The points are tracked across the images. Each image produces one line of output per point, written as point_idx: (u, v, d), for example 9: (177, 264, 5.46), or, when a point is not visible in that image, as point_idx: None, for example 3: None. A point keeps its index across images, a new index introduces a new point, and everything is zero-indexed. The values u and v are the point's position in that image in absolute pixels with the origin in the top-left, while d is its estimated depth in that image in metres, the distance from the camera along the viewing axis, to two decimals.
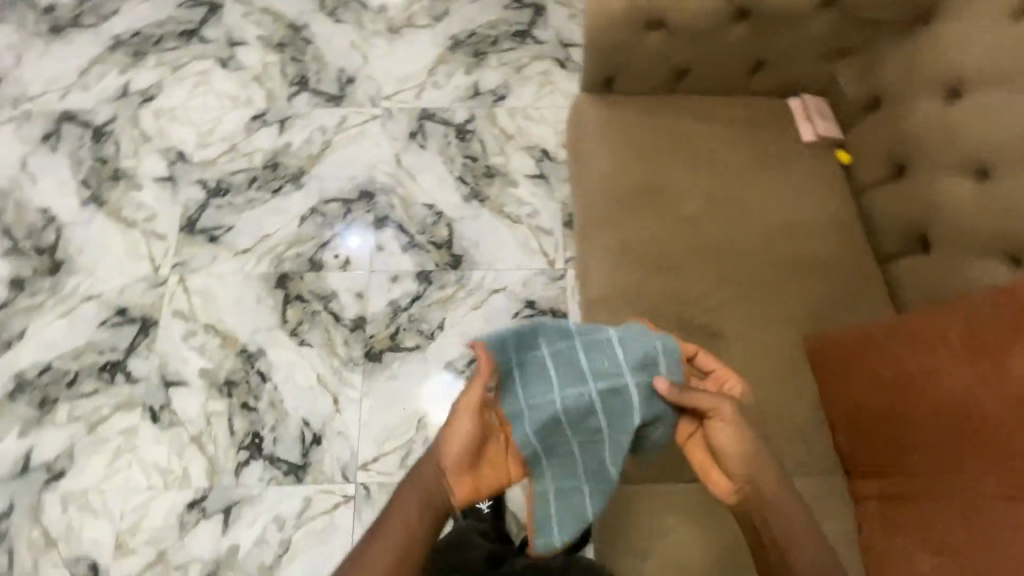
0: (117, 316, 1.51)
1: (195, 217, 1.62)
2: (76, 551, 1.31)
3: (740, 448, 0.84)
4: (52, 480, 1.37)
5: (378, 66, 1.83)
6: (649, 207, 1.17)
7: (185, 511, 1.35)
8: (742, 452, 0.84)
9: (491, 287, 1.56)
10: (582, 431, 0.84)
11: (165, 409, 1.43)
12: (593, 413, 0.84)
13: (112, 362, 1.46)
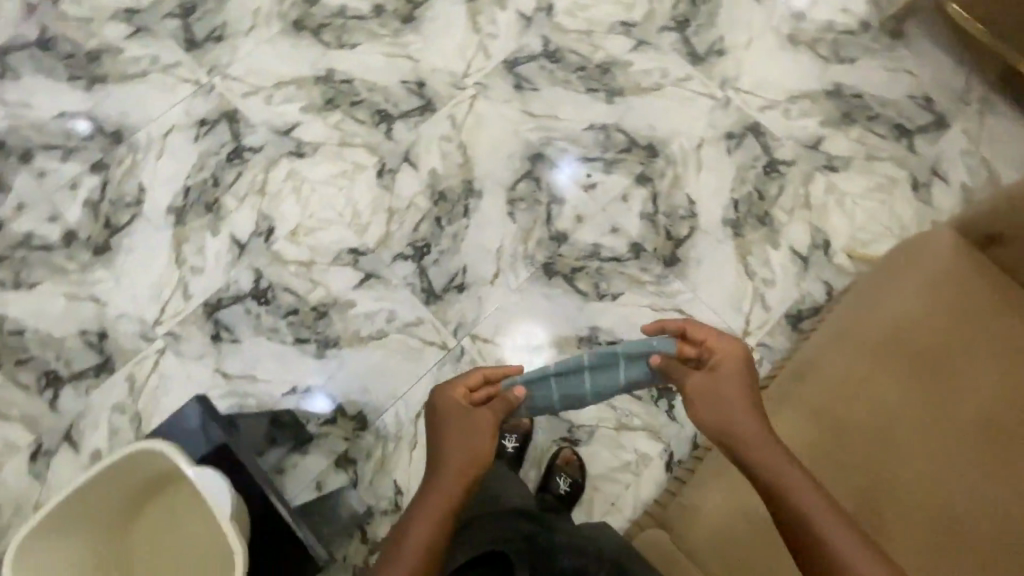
0: (416, 85, 1.68)
1: (520, 61, 1.71)
2: (269, 211, 1.55)
3: (721, 413, 0.87)
4: (292, 155, 1.61)
5: (752, 59, 1.74)
6: (912, 375, 1.04)
7: (344, 250, 1.52)
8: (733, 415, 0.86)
9: (680, 306, 1.50)
10: (569, 377, 1.03)
11: (390, 174, 1.59)
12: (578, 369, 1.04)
13: (387, 112, 1.65)
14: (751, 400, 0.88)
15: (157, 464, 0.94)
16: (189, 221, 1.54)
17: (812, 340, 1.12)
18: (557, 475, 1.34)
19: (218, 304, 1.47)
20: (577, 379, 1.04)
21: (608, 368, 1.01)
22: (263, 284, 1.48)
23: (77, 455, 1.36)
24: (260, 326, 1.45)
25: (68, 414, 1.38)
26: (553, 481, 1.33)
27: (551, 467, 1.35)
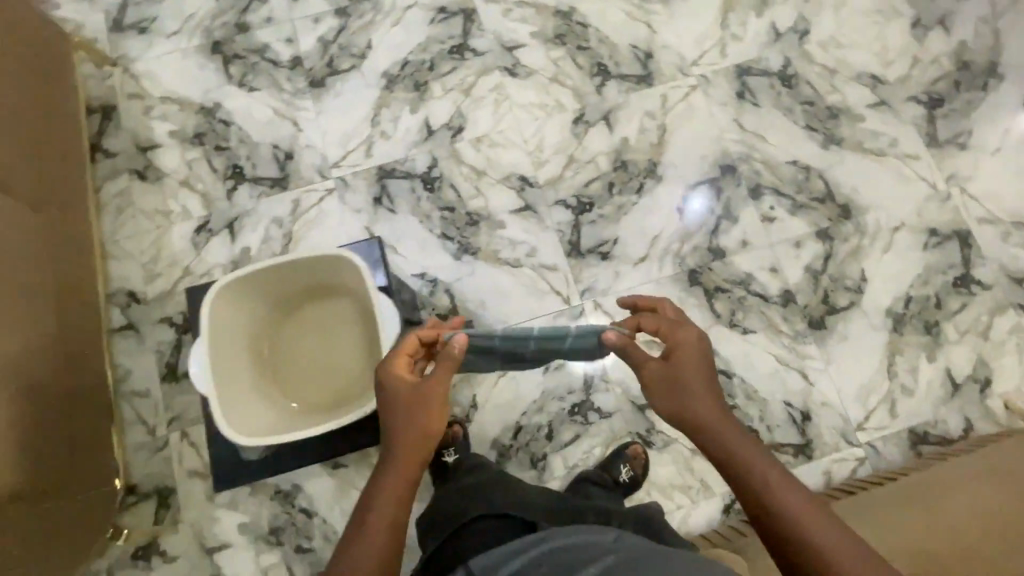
0: (644, 54, 1.66)
1: (753, 72, 1.65)
2: (465, 111, 1.60)
3: (680, 403, 0.89)
4: (505, 71, 1.64)
5: (994, 167, 1.59)
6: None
7: (515, 175, 1.55)
8: (685, 405, 0.88)
9: (805, 371, 1.44)
10: (521, 342, 1.09)
11: (585, 125, 1.59)
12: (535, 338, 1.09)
13: (607, 68, 1.64)
14: (702, 384, 0.89)
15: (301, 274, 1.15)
16: (395, 91, 1.62)
17: (946, 479, 1.18)
18: (622, 463, 1.33)
19: (390, 173, 1.55)
20: (523, 340, 1.09)
21: (557, 340, 1.07)
22: (434, 173, 1.55)
23: (230, 244, 1.50)
24: (417, 208, 1.52)
25: (237, 207, 1.52)
26: (616, 466, 1.33)
27: (620, 452, 1.34)
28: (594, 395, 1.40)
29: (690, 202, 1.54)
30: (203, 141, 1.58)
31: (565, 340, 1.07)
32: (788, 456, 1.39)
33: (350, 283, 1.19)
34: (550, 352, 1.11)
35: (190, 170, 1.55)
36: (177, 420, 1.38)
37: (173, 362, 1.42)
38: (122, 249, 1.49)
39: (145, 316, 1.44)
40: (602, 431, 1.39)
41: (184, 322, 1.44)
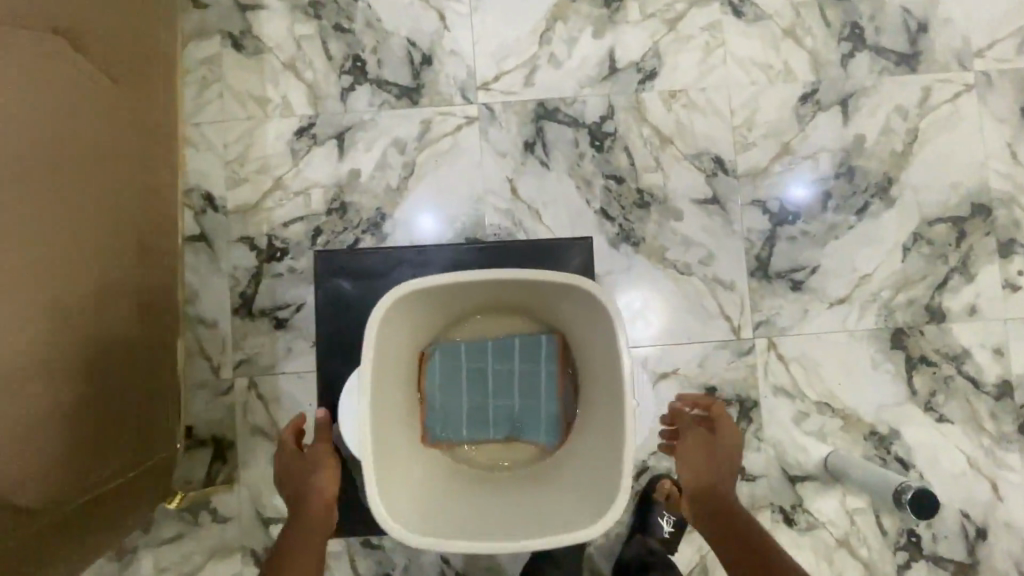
0: (917, 24, 1.22)
1: None
2: (664, 52, 1.21)
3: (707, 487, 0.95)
4: (727, 6, 1.22)
5: None
6: None
7: (708, 154, 1.20)
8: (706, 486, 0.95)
9: (996, 482, 1.17)
10: (472, 368, 0.98)
11: (815, 107, 1.21)
12: (493, 354, 0.98)
13: (863, 34, 1.22)
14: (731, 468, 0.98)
15: (492, 286, 0.92)
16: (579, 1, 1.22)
17: None
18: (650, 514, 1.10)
19: (551, 113, 1.20)
20: (478, 363, 0.98)
21: (506, 359, 0.98)
22: (607, 127, 1.20)
23: (337, 160, 1.18)
24: (576, 169, 1.19)
25: (352, 114, 1.19)
26: (655, 521, 1.10)
27: (650, 501, 1.11)
28: (740, 451, 1.16)
29: (789, 188, 1.20)
30: (320, 12, 1.20)
31: (514, 358, 0.98)
32: (946, 571, 1.16)
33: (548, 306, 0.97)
34: (507, 383, 0.98)
35: (299, 49, 1.20)
36: (246, 363, 1.14)
37: (248, 295, 1.15)
38: (202, 135, 1.17)
39: (222, 228, 1.16)
40: (739, 495, 1.15)
41: (268, 248, 1.16)
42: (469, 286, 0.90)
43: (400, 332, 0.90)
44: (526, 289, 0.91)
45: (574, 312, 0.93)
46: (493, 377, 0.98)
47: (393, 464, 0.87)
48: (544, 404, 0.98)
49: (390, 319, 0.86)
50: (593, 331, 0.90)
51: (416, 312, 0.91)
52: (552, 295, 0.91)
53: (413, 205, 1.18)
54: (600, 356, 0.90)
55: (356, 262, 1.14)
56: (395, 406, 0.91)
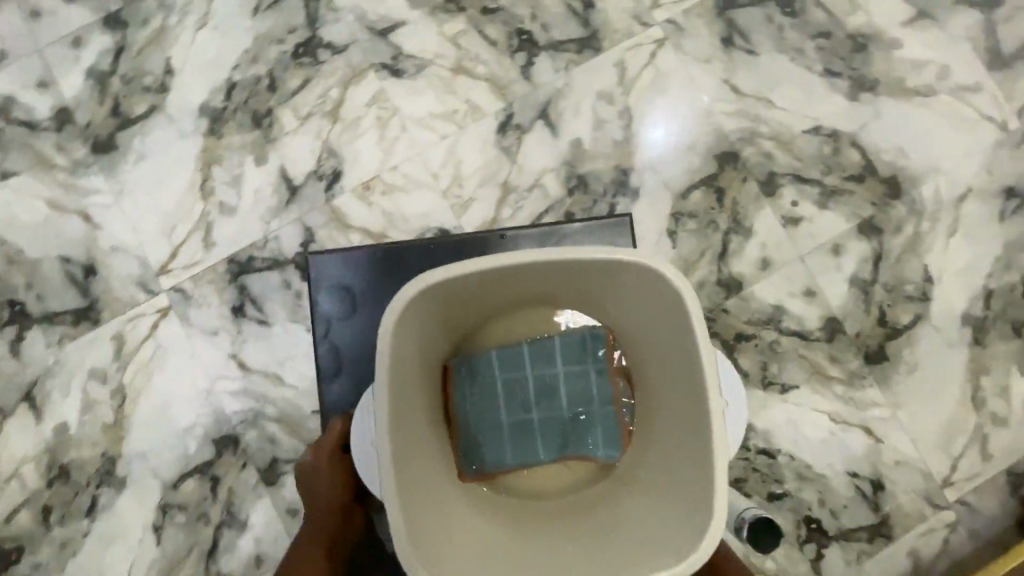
0: (581, 3, 1.12)
1: (741, 3, 1.13)
2: (339, 146, 1.08)
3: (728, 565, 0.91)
4: (386, 70, 1.10)
5: None
6: None
7: (433, 231, 1.07)
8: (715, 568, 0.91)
9: (869, 426, 1.07)
10: (512, 377, 0.87)
11: (517, 132, 1.10)
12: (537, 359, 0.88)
13: (532, 38, 1.11)
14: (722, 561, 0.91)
15: (517, 281, 0.81)
16: (227, 134, 1.08)
17: None
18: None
19: (247, 264, 1.05)
20: (515, 373, 0.87)
21: (547, 362, 0.87)
22: (312, 253, 1.06)
23: (38, 422, 1.02)
24: (299, 311, 1.05)
25: (33, 366, 1.03)
26: None
27: None
28: None
29: (650, 128, 1.10)
30: None
31: (557, 361, 0.87)
32: (862, 542, 1.05)
33: (583, 295, 0.86)
34: (551, 389, 0.88)
35: None
36: None
37: None
38: None
39: None
40: None
41: None
42: (485, 283, 0.81)
43: (413, 347, 0.79)
44: (561, 276, 0.81)
45: (620, 296, 0.84)
46: (535, 386, 0.88)
47: (436, 509, 0.78)
48: (598, 411, 0.87)
49: (403, 329, 0.76)
50: (650, 308, 0.82)
51: (437, 314, 0.81)
52: (593, 279, 0.82)
53: (143, 430, 1.02)
54: (660, 336, 0.82)
55: (360, 282, 1.02)
56: (423, 439, 0.81)
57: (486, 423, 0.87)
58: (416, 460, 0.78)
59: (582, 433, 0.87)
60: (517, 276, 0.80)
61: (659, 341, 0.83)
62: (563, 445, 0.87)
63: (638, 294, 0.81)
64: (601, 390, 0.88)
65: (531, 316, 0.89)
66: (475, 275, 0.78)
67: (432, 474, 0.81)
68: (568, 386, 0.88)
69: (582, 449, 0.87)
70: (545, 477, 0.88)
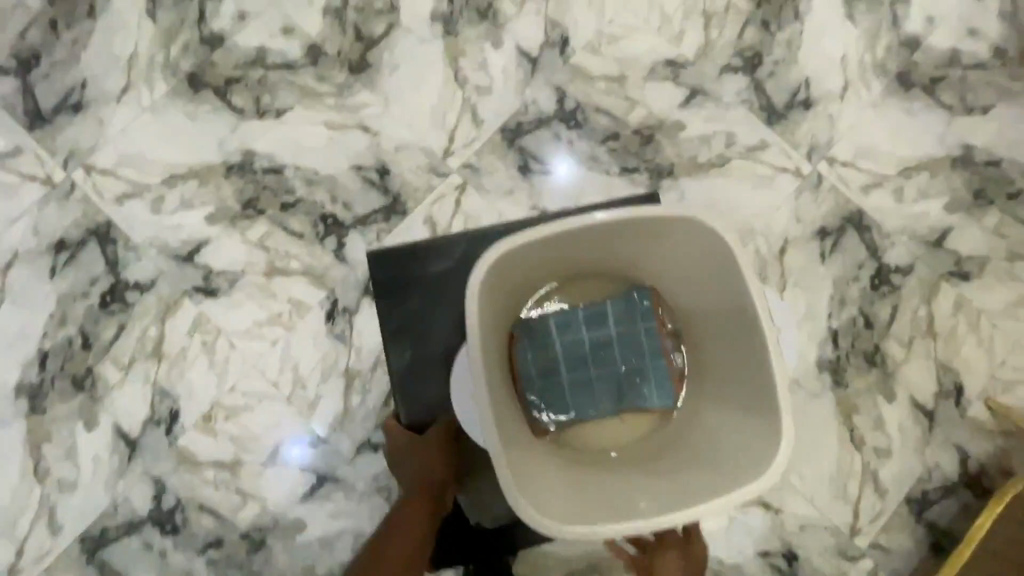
0: (376, 172, 1.15)
1: (527, 130, 1.18)
2: (170, 384, 1.06)
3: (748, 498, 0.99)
4: (200, 293, 1.09)
5: (850, 112, 1.24)
6: None
7: (287, 441, 1.05)
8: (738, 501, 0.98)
9: (763, 498, 1.09)
10: (571, 343, 0.93)
11: (346, 315, 1.09)
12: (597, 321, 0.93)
13: (338, 219, 1.13)
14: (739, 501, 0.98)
15: (569, 247, 0.89)
16: (50, 408, 1.04)
17: None
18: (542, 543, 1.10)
19: (102, 538, 1.01)
20: (574, 337, 0.93)
21: (600, 326, 0.93)
22: (168, 503, 1.02)
23: None
24: (170, 569, 1.01)
25: None
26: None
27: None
28: None
29: (554, 165, 1.17)
30: None
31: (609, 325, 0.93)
32: None
33: (631, 257, 0.93)
34: (607, 352, 0.93)
35: None
36: None
37: None
38: None
39: None
40: None
41: None
42: (543, 249, 0.87)
43: (490, 309, 0.86)
44: (612, 237, 0.89)
45: (660, 252, 0.91)
46: (592, 350, 0.93)
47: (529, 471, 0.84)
48: (650, 366, 0.93)
49: (491, 276, 0.84)
50: (687, 254, 0.89)
51: (509, 278, 0.89)
52: (635, 240, 0.89)
53: None
54: (701, 277, 0.89)
55: (384, 279, 1.10)
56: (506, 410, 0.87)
57: (551, 386, 0.93)
58: (504, 423, 0.85)
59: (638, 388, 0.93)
60: (572, 241, 0.87)
61: (703, 290, 0.90)
62: (623, 401, 0.93)
63: (683, 248, 0.88)
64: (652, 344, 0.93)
65: (584, 282, 0.96)
66: (535, 245, 0.86)
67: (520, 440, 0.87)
68: (627, 344, 0.93)
69: (639, 400, 0.93)
70: (609, 429, 0.94)
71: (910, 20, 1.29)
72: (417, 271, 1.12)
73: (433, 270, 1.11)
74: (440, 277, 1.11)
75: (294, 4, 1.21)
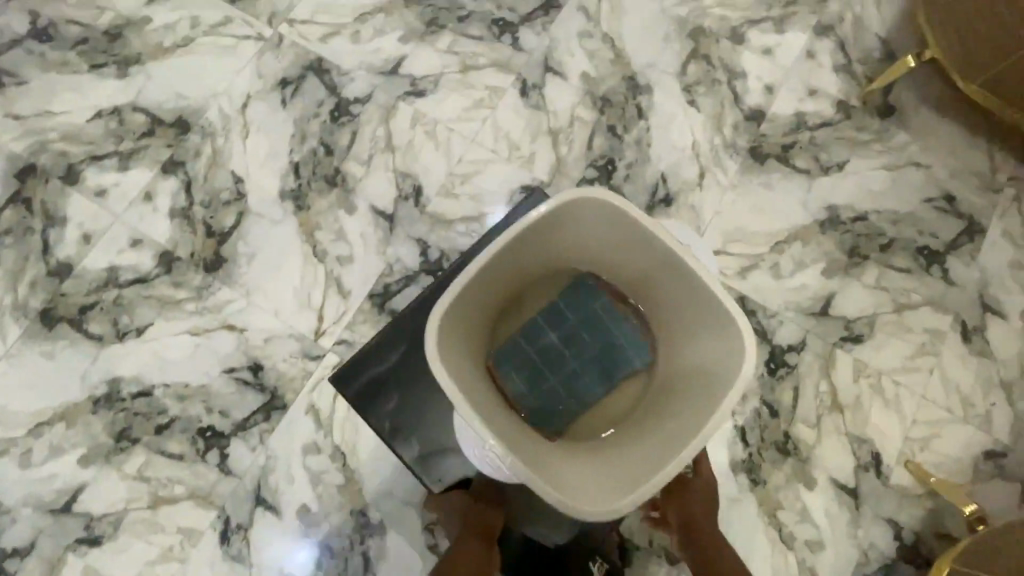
0: (249, 371, 1.12)
1: (395, 290, 1.17)
2: None
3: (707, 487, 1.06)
4: (85, 543, 1.05)
5: (711, 199, 1.25)
6: None
7: None
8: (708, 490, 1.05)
9: None
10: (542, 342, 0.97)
11: (240, 532, 1.05)
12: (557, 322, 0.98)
13: (216, 430, 1.09)
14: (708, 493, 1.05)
15: (499, 271, 0.90)
16: None
17: None
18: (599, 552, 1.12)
19: None
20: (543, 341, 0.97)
21: (567, 318, 0.97)
22: None
23: None
24: None
25: None
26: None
27: None
28: None
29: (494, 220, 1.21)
30: None
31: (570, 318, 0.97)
32: None
33: (559, 254, 0.96)
34: (576, 343, 0.97)
35: None
36: None
37: None
38: None
39: None
40: None
41: None
42: (477, 290, 0.89)
43: (459, 360, 0.87)
44: (525, 247, 0.90)
45: (579, 237, 0.93)
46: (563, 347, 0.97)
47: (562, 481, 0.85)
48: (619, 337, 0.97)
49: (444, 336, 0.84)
50: (597, 229, 0.91)
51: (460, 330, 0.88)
52: (546, 244, 0.91)
53: None
54: (617, 243, 0.92)
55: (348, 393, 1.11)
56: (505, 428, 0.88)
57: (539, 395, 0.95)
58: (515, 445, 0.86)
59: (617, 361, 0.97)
60: (496, 270, 0.89)
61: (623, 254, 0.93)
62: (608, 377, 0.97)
63: (586, 226, 0.91)
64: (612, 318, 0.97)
65: (531, 293, 0.99)
66: (464, 292, 0.86)
67: (531, 447, 0.88)
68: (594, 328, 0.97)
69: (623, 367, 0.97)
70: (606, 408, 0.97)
71: (750, 93, 1.31)
72: (370, 380, 1.12)
73: (378, 371, 1.12)
74: (392, 373, 1.12)
75: (140, 213, 1.19)
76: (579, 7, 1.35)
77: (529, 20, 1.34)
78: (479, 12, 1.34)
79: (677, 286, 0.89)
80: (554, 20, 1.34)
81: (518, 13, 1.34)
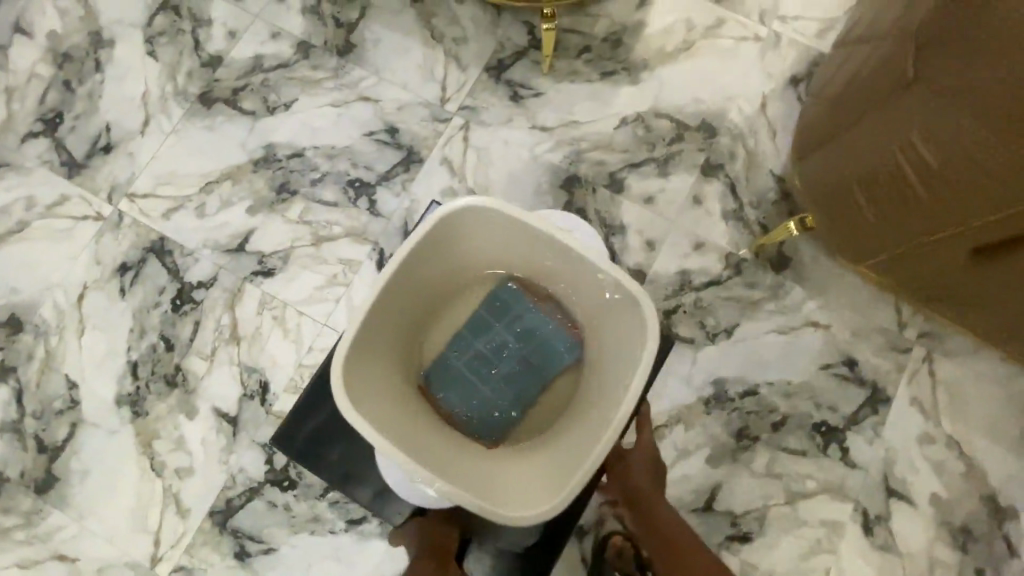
0: None
1: (237, 505, 1.08)
2: None
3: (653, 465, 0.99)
4: None
5: None
6: None
7: None
8: (650, 464, 0.99)
9: None
10: (466, 348, 0.90)
11: None
12: (479, 333, 0.90)
13: None
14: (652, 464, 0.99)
15: (407, 295, 0.83)
16: None
17: None
18: (574, 538, 1.08)
19: None
20: (465, 353, 0.89)
21: (491, 318, 0.90)
22: None
23: None
24: None
25: None
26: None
27: None
28: None
29: None
30: None
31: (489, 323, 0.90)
32: None
33: (468, 264, 0.88)
34: (502, 349, 0.90)
35: None
36: None
37: None
38: None
39: None
40: None
41: None
42: (384, 321, 0.81)
43: (380, 392, 0.81)
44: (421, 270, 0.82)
45: (480, 245, 0.86)
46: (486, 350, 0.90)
47: (500, 488, 0.80)
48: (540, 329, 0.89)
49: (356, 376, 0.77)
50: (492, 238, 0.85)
51: (378, 364, 0.82)
52: (441, 262, 0.85)
53: None
54: (520, 246, 0.85)
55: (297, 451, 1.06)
56: (433, 441, 0.82)
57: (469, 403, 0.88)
58: (447, 458, 0.82)
59: (546, 356, 0.89)
60: (399, 298, 0.82)
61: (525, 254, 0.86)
62: (536, 375, 0.89)
63: (485, 232, 0.84)
64: (530, 317, 0.89)
65: (453, 305, 0.91)
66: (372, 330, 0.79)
67: (465, 464, 0.82)
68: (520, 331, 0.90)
69: (550, 362, 0.89)
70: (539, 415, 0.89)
71: (630, 251, 1.20)
72: (311, 434, 1.06)
73: (310, 429, 1.06)
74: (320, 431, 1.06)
75: None
76: (443, 160, 1.24)
77: (389, 177, 1.23)
78: (335, 172, 1.23)
79: (581, 279, 0.84)
80: (415, 178, 1.23)
81: (377, 170, 1.23)
